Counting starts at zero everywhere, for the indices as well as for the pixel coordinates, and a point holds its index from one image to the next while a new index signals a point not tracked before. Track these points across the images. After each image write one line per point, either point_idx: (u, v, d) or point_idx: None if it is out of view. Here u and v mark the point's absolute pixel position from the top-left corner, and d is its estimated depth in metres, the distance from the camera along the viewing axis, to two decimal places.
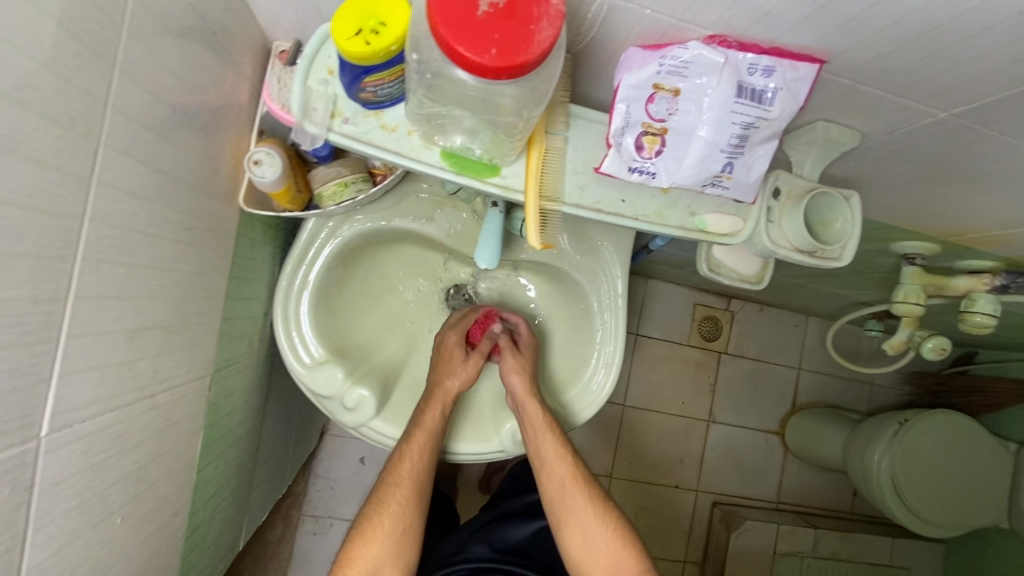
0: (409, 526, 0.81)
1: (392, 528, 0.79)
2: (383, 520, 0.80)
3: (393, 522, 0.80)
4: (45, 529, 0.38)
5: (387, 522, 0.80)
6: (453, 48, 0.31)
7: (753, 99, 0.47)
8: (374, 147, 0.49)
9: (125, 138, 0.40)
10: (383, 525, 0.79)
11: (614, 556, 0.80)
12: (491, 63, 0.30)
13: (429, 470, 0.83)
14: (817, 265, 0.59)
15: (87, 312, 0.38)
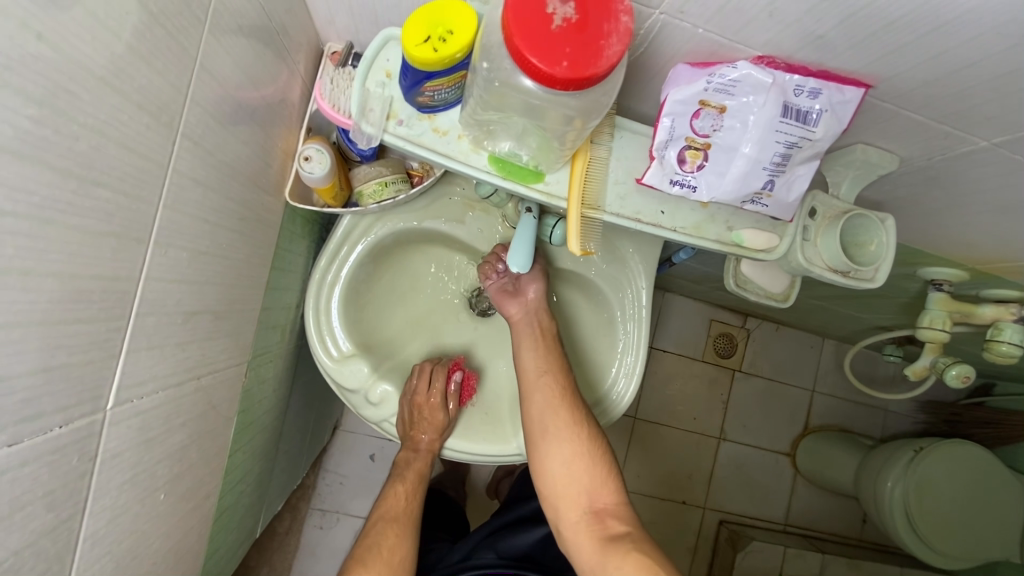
0: (403, 557, 0.82)
1: (389, 557, 0.81)
2: (382, 550, 0.81)
3: (392, 552, 0.82)
4: (103, 498, 0.39)
5: (386, 552, 0.81)
6: (527, 59, 0.32)
7: (798, 119, 0.48)
8: (426, 149, 0.51)
9: (196, 129, 0.42)
10: (381, 554, 0.81)
11: (596, 484, 0.78)
12: (562, 75, 0.32)
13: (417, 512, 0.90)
14: (850, 285, 0.60)
15: (153, 293, 0.40)
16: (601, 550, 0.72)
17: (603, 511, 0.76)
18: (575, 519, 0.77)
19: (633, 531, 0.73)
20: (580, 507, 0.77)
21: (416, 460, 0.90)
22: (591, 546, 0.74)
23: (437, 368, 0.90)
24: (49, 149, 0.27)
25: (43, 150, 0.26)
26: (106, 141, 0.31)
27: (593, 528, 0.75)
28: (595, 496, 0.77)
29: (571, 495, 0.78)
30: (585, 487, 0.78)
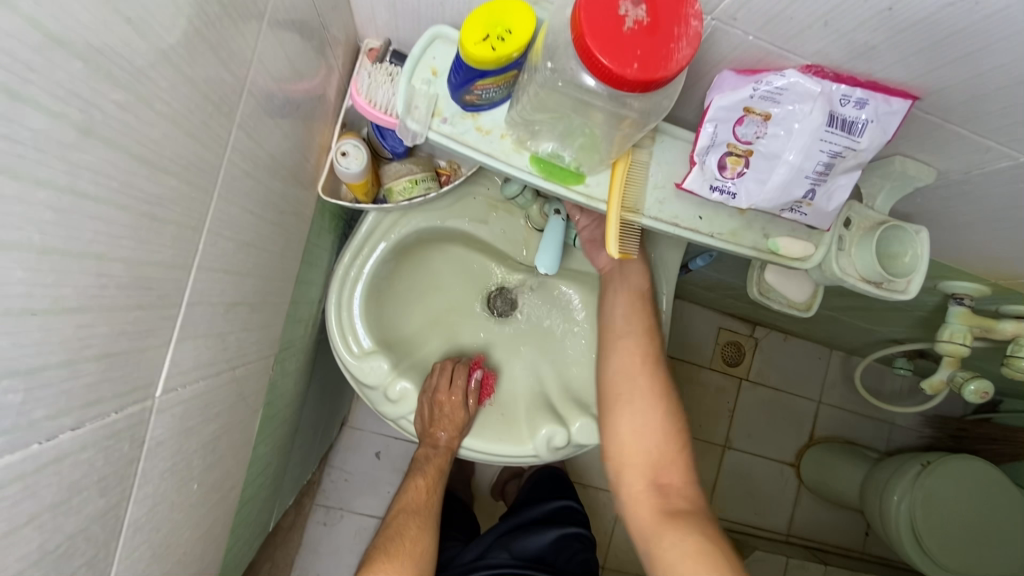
0: (426, 550, 0.83)
1: (413, 549, 0.81)
2: (406, 541, 0.82)
3: (414, 544, 0.82)
4: (146, 486, 0.39)
5: (409, 543, 0.82)
6: (601, 63, 0.35)
7: (843, 129, 0.48)
8: (469, 148, 0.51)
9: (249, 121, 0.42)
10: (406, 546, 0.81)
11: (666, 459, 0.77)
12: (634, 77, 0.35)
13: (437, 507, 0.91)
14: (882, 296, 0.60)
15: (202, 282, 0.40)
16: (659, 523, 0.73)
17: (667, 488, 0.76)
18: (638, 489, 0.77)
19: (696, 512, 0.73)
20: (646, 479, 0.77)
21: (437, 456, 0.90)
22: (650, 517, 0.74)
23: (458, 366, 0.91)
24: (129, 134, 0.27)
25: (124, 135, 0.26)
26: (176, 129, 0.31)
27: (655, 502, 0.75)
28: (663, 471, 0.77)
29: (640, 466, 0.77)
30: (654, 460, 0.77)
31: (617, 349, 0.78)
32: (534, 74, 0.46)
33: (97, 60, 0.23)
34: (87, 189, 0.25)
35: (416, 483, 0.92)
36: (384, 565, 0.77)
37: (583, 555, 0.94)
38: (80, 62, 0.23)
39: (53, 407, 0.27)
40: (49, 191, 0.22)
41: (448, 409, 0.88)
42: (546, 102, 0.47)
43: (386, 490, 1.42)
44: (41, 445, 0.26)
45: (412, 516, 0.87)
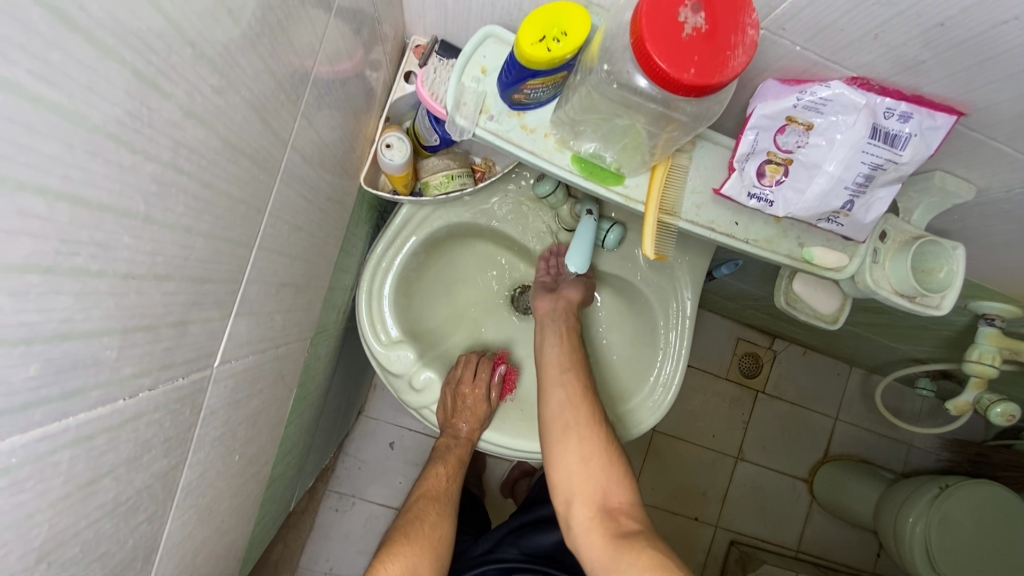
0: (443, 537, 0.84)
1: (432, 534, 0.83)
2: (424, 526, 0.83)
3: (434, 529, 0.84)
4: (199, 452, 0.41)
5: (428, 528, 0.83)
6: (658, 66, 0.37)
7: (886, 141, 0.49)
8: (513, 145, 0.53)
9: (309, 110, 0.44)
10: (424, 530, 0.83)
11: (611, 482, 0.79)
12: (690, 82, 0.36)
13: (456, 498, 0.92)
14: (914, 311, 0.60)
15: (260, 262, 0.42)
16: (612, 545, 0.72)
17: (616, 511, 0.76)
18: (587, 516, 0.77)
19: (647, 531, 0.73)
20: (593, 505, 0.77)
21: (459, 447, 0.92)
22: (602, 542, 0.74)
23: (483, 360, 0.93)
24: (221, 119, 0.29)
25: (218, 118, 0.29)
26: (254, 115, 0.33)
27: (605, 526, 0.75)
28: (610, 495, 0.78)
29: (587, 493, 0.78)
30: (600, 484, 0.78)
31: (553, 380, 0.82)
32: (584, 74, 0.47)
33: (202, 45, 0.25)
34: (184, 165, 0.27)
35: (438, 472, 0.93)
36: (401, 547, 0.79)
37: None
38: (189, 48, 0.24)
39: (138, 366, 0.28)
40: (155, 164, 0.24)
41: (472, 405, 0.90)
42: (594, 104, 0.49)
43: (398, 481, 1.44)
44: (125, 401, 0.28)
45: (432, 504, 0.88)
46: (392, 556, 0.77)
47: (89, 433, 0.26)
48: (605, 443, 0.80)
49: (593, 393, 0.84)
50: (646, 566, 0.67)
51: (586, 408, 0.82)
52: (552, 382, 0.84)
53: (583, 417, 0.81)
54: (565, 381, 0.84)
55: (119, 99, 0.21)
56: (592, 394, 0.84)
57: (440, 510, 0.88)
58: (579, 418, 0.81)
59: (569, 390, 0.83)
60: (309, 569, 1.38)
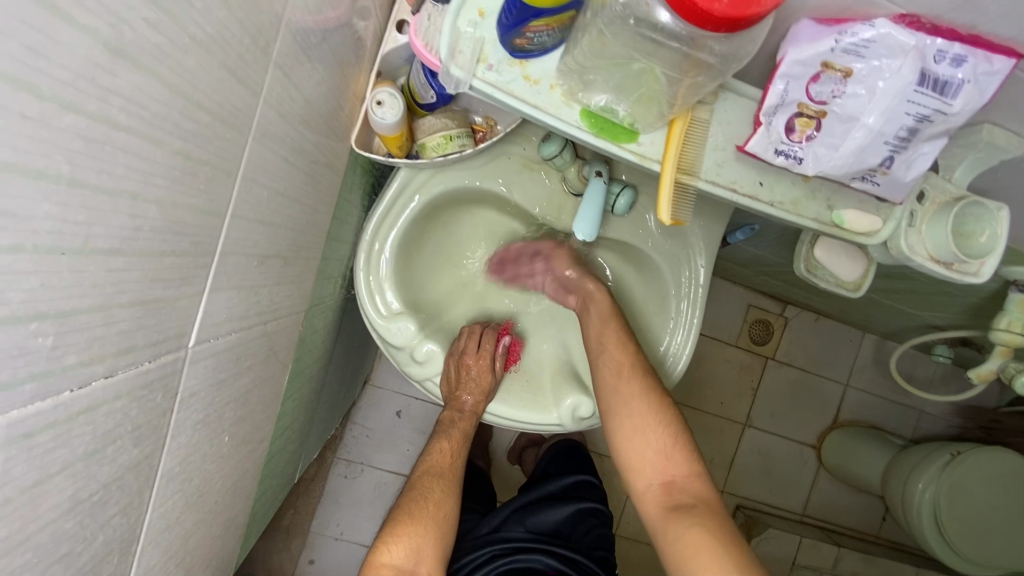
0: (449, 515, 0.83)
1: (436, 512, 0.82)
2: (430, 505, 0.82)
3: (438, 507, 0.82)
4: (180, 436, 0.38)
5: (432, 506, 0.82)
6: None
7: (935, 89, 0.43)
8: (515, 98, 0.47)
9: (287, 57, 0.39)
10: (429, 509, 0.81)
11: (665, 454, 0.76)
12: (721, 14, 0.33)
13: (462, 471, 0.91)
14: (950, 278, 0.56)
15: (236, 231, 0.38)
16: (665, 519, 0.71)
17: (671, 483, 0.74)
18: (643, 487, 0.76)
19: (703, 503, 0.70)
20: (649, 477, 0.76)
21: (463, 420, 0.90)
22: (656, 514, 0.73)
23: (487, 331, 0.91)
24: (164, 61, 0.25)
25: (161, 60, 0.24)
26: (212, 59, 0.29)
27: (661, 498, 0.74)
28: (666, 466, 0.76)
29: (641, 465, 0.77)
30: (656, 457, 0.76)
31: (597, 357, 0.82)
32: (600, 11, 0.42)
33: None
34: (120, 118, 0.23)
35: (443, 447, 0.91)
36: (406, 526, 0.78)
37: (600, 530, 0.93)
38: None
39: (86, 353, 0.25)
40: (78, 116, 0.21)
41: (476, 378, 0.87)
42: (608, 46, 0.44)
43: (405, 449, 1.44)
44: (73, 393, 0.25)
45: (436, 480, 0.86)
46: (397, 537, 0.76)
47: (27, 431, 0.23)
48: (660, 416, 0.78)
49: (644, 366, 0.81)
50: (695, 544, 0.65)
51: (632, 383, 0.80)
52: (599, 358, 0.84)
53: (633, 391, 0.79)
54: (608, 358, 0.82)
55: (12, 31, 0.17)
56: (643, 367, 0.81)
57: (445, 485, 0.87)
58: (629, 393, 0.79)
59: (616, 365, 0.81)
60: (320, 534, 1.40)
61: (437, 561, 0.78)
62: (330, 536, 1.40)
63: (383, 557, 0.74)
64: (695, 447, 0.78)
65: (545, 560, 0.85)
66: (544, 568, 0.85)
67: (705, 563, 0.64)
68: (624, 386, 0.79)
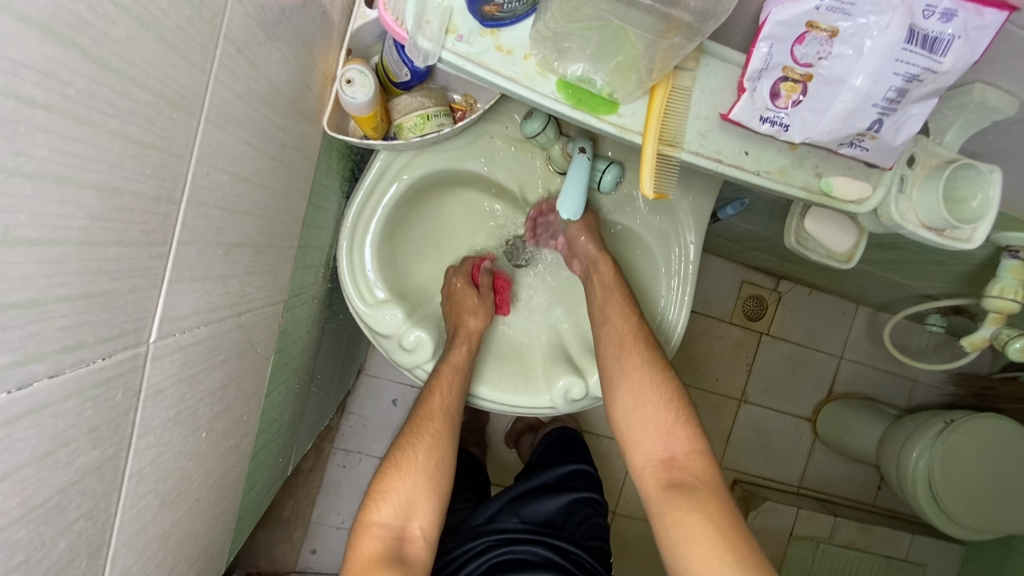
0: (442, 460, 0.82)
1: (424, 464, 0.80)
2: (418, 454, 0.81)
3: (427, 455, 0.81)
4: (147, 435, 0.37)
5: (421, 457, 0.81)
6: None
7: (924, 46, 0.41)
8: (488, 70, 0.45)
9: (241, 33, 0.37)
10: (417, 459, 0.80)
11: (666, 432, 0.77)
12: None
13: (461, 405, 0.84)
14: (943, 245, 0.54)
15: (195, 219, 0.36)
16: (663, 496, 0.73)
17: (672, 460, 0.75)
18: (642, 461, 0.78)
19: (702, 484, 0.71)
20: (649, 452, 0.77)
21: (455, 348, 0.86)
22: (656, 491, 0.74)
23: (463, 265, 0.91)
24: (83, 31, 0.23)
25: (77, 31, 0.23)
26: (146, 32, 0.27)
27: (660, 475, 0.75)
28: (669, 444, 0.77)
29: (642, 442, 0.78)
30: (658, 432, 0.77)
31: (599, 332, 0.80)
32: None
33: None
34: (33, 94, 0.21)
35: (437, 383, 0.83)
36: (393, 483, 0.78)
37: (594, 520, 0.93)
38: None
39: (20, 353, 0.24)
40: None
41: (459, 305, 0.87)
42: (581, 10, 0.41)
43: None
44: (10, 395, 0.24)
45: (427, 422, 0.82)
46: (384, 497, 0.77)
47: None
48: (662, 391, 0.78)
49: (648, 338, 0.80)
50: (692, 524, 0.67)
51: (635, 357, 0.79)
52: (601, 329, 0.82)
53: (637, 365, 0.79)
54: (610, 331, 0.81)
55: None
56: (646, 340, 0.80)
57: (442, 420, 0.83)
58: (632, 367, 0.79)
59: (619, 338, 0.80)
60: (321, 524, 1.40)
61: (428, 514, 0.79)
62: (331, 525, 1.40)
63: (373, 516, 0.76)
64: (698, 422, 0.79)
65: (536, 551, 0.85)
66: (536, 559, 0.84)
67: (699, 550, 0.65)
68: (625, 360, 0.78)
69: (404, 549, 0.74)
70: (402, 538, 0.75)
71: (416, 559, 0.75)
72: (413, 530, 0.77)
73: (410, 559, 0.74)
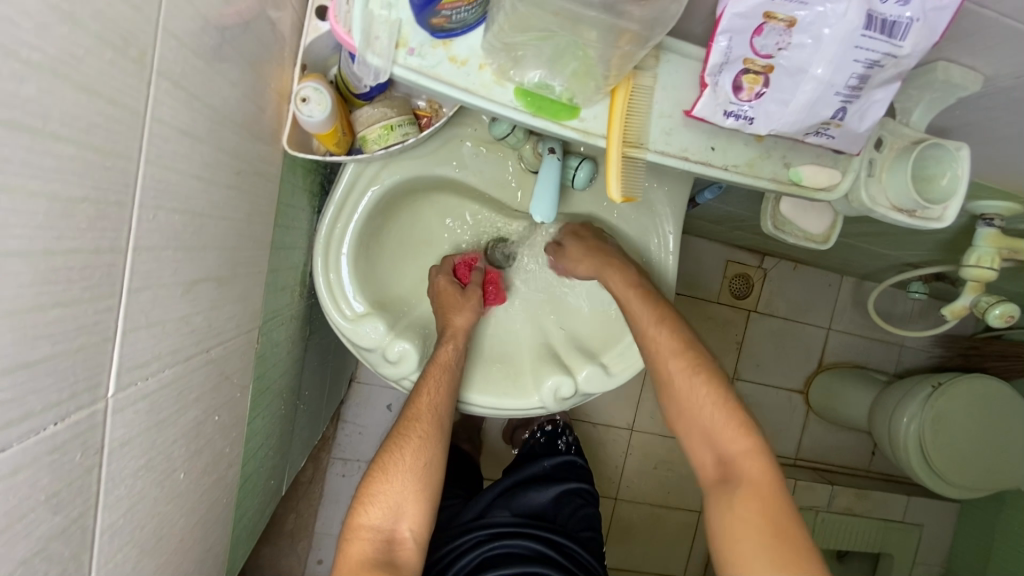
0: (430, 461, 0.79)
1: (413, 464, 0.77)
2: (406, 455, 0.77)
3: (415, 456, 0.78)
4: (116, 490, 0.37)
5: (409, 458, 0.77)
6: None
7: (883, 32, 0.41)
8: (443, 83, 0.44)
9: (177, 67, 0.35)
10: (405, 460, 0.77)
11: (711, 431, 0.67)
12: None
13: (449, 405, 0.82)
14: (915, 226, 0.54)
15: (146, 265, 0.35)
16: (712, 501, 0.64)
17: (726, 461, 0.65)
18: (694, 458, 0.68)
19: (753, 484, 0.62)
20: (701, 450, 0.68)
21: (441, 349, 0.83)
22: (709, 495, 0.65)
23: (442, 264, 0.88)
24: None
25: None
26: (63, 84, 0.25)
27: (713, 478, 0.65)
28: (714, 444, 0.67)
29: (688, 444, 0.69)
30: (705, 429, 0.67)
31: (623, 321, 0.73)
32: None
33: None
34: None
35: (425, 384, 0.80)
36: (381, 486, 0.75)
37: (584, 511, 0.95)
38: None
39: None
40: None
41: (445, 303, 0.85)
42: (526, 21, 0.40)
43: None
44: None
45: (415, 422, 0.79)
46: (373, 499, 0.74)
47: None
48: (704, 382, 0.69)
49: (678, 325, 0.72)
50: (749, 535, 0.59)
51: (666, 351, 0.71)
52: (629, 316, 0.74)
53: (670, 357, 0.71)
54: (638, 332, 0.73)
55: None
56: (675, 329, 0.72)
57: (430, 422, 0.80)
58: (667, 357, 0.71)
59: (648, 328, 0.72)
60: (325, 534, 1.40)
61: (419, 515, 0.76)
62: (336, 534, 1.40)
63: (360, 519, 0.73)
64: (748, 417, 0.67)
65: (526, 544, 0.85)
66: (526, 552, 0.84)
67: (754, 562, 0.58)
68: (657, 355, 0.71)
69: (394, 551, 0.72)
70: (393, 541, 0.73)
71: (406, 561, 0.72)
72: (404, 532, 0.74)
73: (401, 563, 0.71)
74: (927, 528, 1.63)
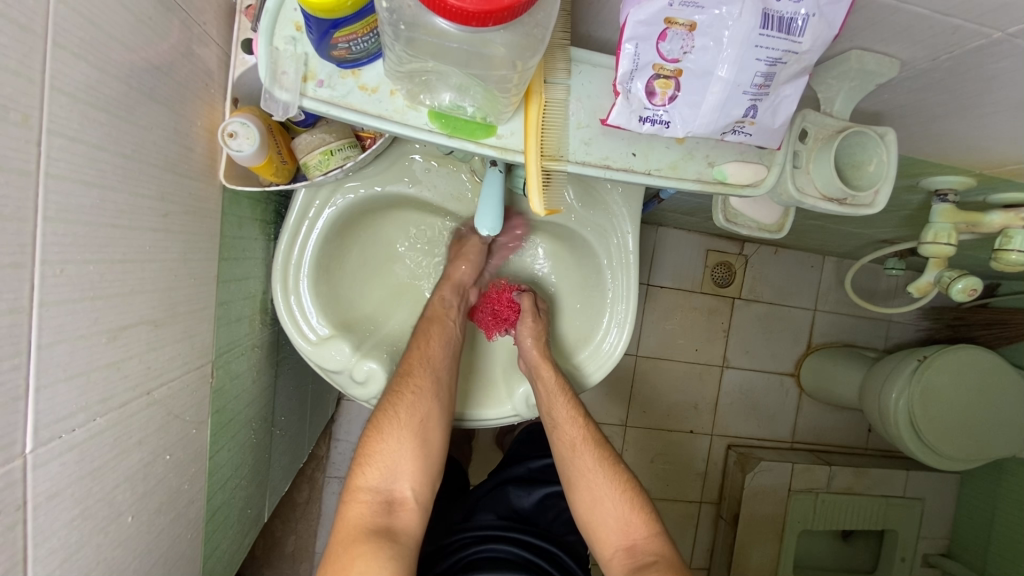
0: (428, 419, 0.77)
1: (410, 421, 0.76)
2: (401, 414, 0.75)
3: (411, 412, 0.76)
4: (47, 542, 0.38)
5: (404, 414, 0.75)
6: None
7: (780, 29, 0.41)
8: (355, 112, 0.45)
9: (73, 121, 0.36)
10: (400, 418, 0.75)
11: (624, 519, 0.76)
12: (474, 9, 0.34)
13: (447, 361, 0.81)
14: (846, 213, 0.54)
15: (57, 318, 0.36)
16: None
17: (634, 547, 0.74)
18: (608, 551, 0.75)
19: (662, 560, 0.71)
20: (613, 541, 0.75)
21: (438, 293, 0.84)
22: None
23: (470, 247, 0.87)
24: None
25: None
26: None
27: (625, 562, 0.73)
28: (626, 532, 0.76)
29: (604, 534, 0.76)
30: (616, 522, 0.76)
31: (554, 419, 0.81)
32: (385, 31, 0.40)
33: None
34: None
35: (420, 339, 0.80)
36: (377, 446, 0.74)
37: (568, 515, 0.95)
38: None
39: None
40: None
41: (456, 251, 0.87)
42: (422, 50, 0.40)
43: None
44: None
45: (410, 376, 0.77)
46: (370, 459, 0.74)
47: None
48: (615, 476, 0.79)
49: (599, 435, 0.84)
50: None
51: (587, 454, 0.81)
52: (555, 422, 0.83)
53: (591, 458, 0.81)
54: (561, 434, 0.83)
55: None
56: (594, 435, 0.83)
57: (428, 374, 0.79)
58: (586, 461, 0.81)
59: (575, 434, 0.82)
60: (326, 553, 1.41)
61: (417, 473, 0.75)
62: None
63: (359, 481, 0.72)
64: (652, 507, 0.78)
65: (512, 550, 0.86)
66: (510, 557, 0.85)
67: None
68: (579, 459, 0.81)
69: (394, 512, 0.71)
70: (391, 502, 0.72)
71: (407, 522, 0.71)
72: (404, 492, 0.73)
73: (400, 525, 0.70)
74: (930, 502, 1.62)
